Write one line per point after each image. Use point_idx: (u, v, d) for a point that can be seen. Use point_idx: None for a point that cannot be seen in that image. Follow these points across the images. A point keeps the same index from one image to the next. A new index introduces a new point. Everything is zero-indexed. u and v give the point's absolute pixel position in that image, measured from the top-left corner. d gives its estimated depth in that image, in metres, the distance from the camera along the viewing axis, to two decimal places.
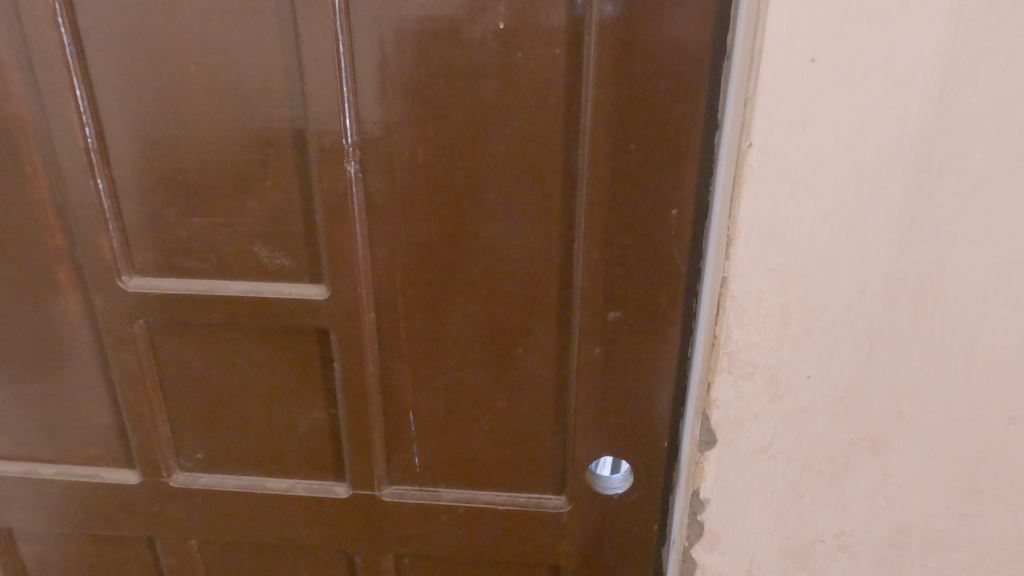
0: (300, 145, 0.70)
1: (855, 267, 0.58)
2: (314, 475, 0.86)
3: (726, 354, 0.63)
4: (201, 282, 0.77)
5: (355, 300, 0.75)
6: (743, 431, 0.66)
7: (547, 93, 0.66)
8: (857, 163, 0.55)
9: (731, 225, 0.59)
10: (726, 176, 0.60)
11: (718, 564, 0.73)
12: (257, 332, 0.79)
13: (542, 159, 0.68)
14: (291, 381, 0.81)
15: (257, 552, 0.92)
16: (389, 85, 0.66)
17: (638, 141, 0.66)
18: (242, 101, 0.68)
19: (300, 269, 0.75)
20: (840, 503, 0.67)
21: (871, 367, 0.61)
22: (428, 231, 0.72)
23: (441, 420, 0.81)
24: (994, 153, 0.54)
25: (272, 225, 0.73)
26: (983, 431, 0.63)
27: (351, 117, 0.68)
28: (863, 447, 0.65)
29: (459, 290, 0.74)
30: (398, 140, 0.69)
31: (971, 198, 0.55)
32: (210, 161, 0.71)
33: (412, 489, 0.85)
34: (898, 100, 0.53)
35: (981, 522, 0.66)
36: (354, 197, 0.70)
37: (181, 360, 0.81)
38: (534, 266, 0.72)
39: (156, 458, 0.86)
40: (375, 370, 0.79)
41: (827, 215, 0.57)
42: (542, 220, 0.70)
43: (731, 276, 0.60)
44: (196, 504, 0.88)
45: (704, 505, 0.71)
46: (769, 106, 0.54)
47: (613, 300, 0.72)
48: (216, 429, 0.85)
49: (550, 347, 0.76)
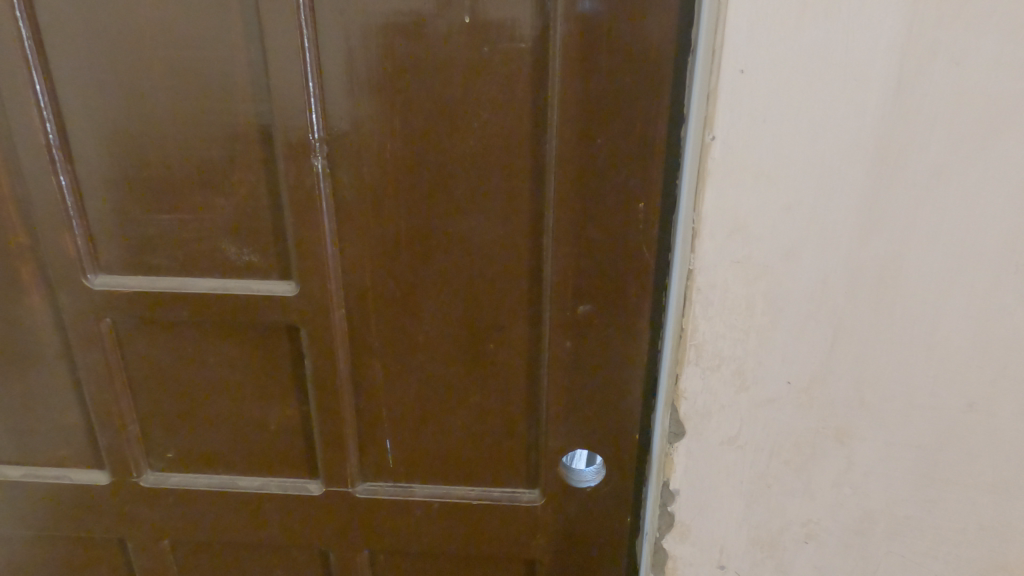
0: (266, 141, 0.69)
1: (818, 258, 0.59)
2: (287, 472, 0.86)
3: (693, 346, 0.64)
4: (167, 280, 0.76)
5: (325, 296, 0.74)
6: (711, 422, 0.67)
7: (514, 87, 0.66)
8: (818, 155, 0.56)
9: (695, 218, 0.59)
10: (691, 170, 0.61)
11: (689, 554, 0.74)
12: (226, 330, 0.78)
13: (510, 152, 0.68)
14: (261, 378, 0.81)
15: (230, 552, 0.91)
16: (356, 80, 0.66)
17: (604, 136, 0.66)
18: (206, 95, 0.68)
19: (268, 265, 0.75)
20: (807, 492, 0.68)
21: (835, 356, 0.62)
22: (397, 227, 0.72)
23: (413, 415, 0.81)
24: (948, 144, 0.55)
25: (239, 221, 0.73)
26: (942, 418, 0.64)
27: (318, 111, 0.67)
28: (828, 436, 0.66)
29: (429, 284, 0.74)
30: (365, 136, 0.68)
31: (927, 189, 0.56)
32: (175, 157, 0.70)
33: (385, 485, 0.85)
34: (856, 94, 0.54)
35: (942, 508, 0.67)
36: (322, 193, 0.70)
37: (150, 359, 0.80)
38: (505, 259, 0.73)
39: (125, 458, 0.85)
40: (347, 366, 0.79)
41: (789, 208, 0.58)
42: (513, 214, 0.71)
43: (697, 269, 0.61)
44: (167, 505, 0.87)
45: (674, 496, 0.71)
46: (731, 99, 0.55)
47: (582, 295, 0.73)
48: (185, 428, 0.84)
49: (521, 342, 0.76)
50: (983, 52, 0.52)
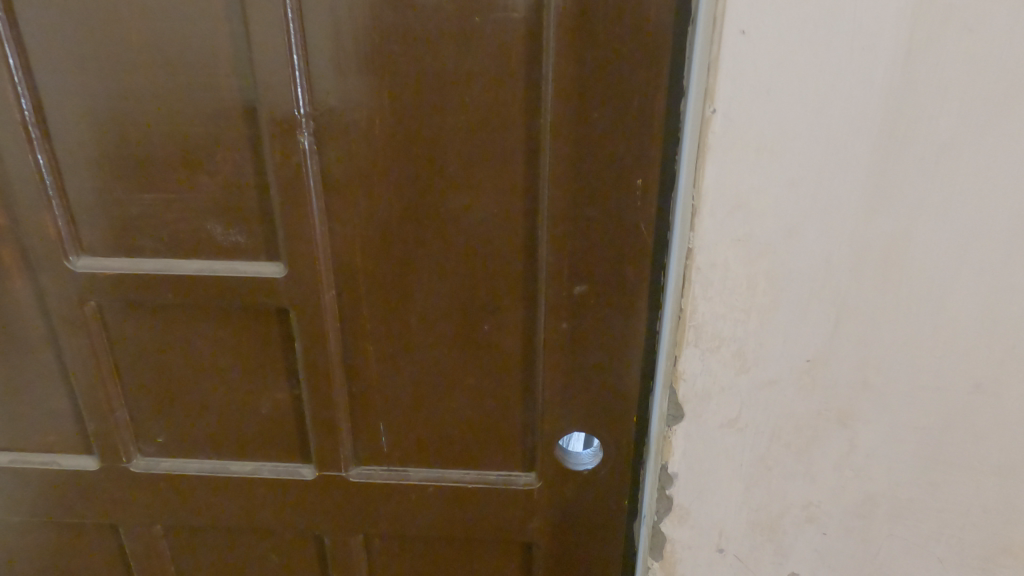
0: (250, 118, 0.67)
1: (821, 236, 0.57)
2: (279, 456, 0.84)
3: (692, 327, 0.62)
4: (152, 262, 0.74)
5: (315, 276, 0.72)
6: (711, 405, 0.66)
7: (507, 60, 0.63)
8: (824, 128, 0.53)
9: (695, 194, 0.57)
10: (690, 144, 0.59)
11: (687, 537, 0.73)
12: (214, 312, 0.77)
13: (504, 128, 0.66)
14: (251, 362, 0.79)
15: (223, 536, 0.90)
16: (342, 53, 0.63)
17: (600, 110, 0.64)
18: (187, 70, 0.65)
19: (256, 246, 0.73)
20: (808, 474, 0.67)
21: (838, 336, 0.61)
22: (388, 206, 0.70)
23: (407, 398, 0.79)
24: (959, 116, 0.52)
25: (225, 200, 0.70)
26: (947, 399, 0.62)
27: (303, 86, 0.65)
28: (830, 418, 0.64)
29: (422, 264, 0.72)
30: (352, 112, 0.66)
31: (936, 163, 0.54)
32: (157, 136, 0.68)
33: (379, 469, 0.83)
34: (863, 63, 0.51)
35: (947, 491, 0.66)
36: (310, 171, 0.68)
37: (137, 343, 0.79)
38: (499, 238, 0.71)
39: (115, 443, 0.83)
40: (339, 349, 0.77)
41: (792, 184, 0.56)
42: (507, 192, 0.68)
43: (697, 248, 0.59)
44: (158, 490, 0.86)
45: (672, 480, 0.70)
46: (733, 70, 0.52)
47: (579, 275, 0.71)
48: (175, 413, 0.82)
49: (517, 324, 0.75)
50: (998, 19, 0.49)
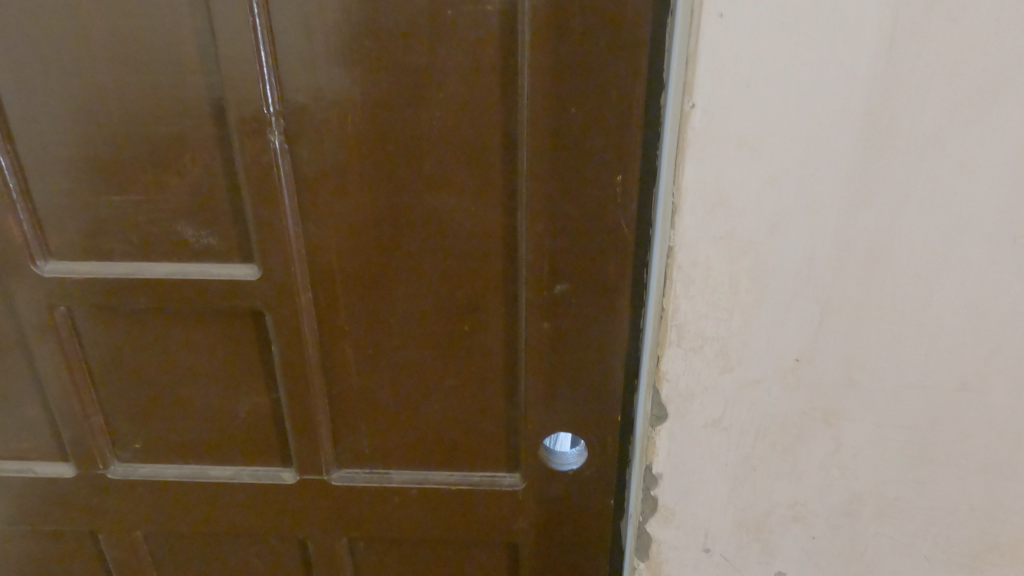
0: (219, 116, 0.65)
1: (804, 233, 0.56)
2: (259, 461, 0.83)
3: (675, 327, 0.61)
4: (122, 265, 0.72)
5: (289, 278, 0.71)
6: (694, 404, 0.64)
7: (481, 54, 0.61)
8: (805, 122, 0.52)
9: (675, 191, 0.56)
10: (670, 140, 0.57)
11: (673, 537, 0.72)
12: (188, 316, 0.75)
13: (480, 124, 0.64)
14: (228, 365, 0.78)
15: (205, 541, 0.89)
16: (311, 49, 0.62)
17: (578, 105, 0.62)
18: (152, 68, 0.63)
19: (228, 247, 0.71)
20: (794, 473, 0.66)
21: (822, 335, 0.60)
22: (363, 206, 0.68)
23: (387, 399, 0.78)
24: (945, 109, 0.51)
25: (195, 202, 0.69)
26: (934, 397, 0.61)
27: (273, 83, 0.63)
28: (815, 417, 0.63)
29: (399, 264, 0.71)
30: (324, 109, 0.64)
31: (921, 158, 0.53)
32: (122, 136, 0.66)
33: (362, 472, 0.82)
34: (845, 56, 0.50)
35: (933, 489, 0.65)
36: (281, 170, 0.66)
37: (110, 347, 0.77)
38: (478, 237, 0.69)
39: (90, 450, 0.82)
40: (317, 351, 0.76)
41: (774, 180, 0.54)
42: (485, 190, 0.67)
43: (678, 246, 0.58)
44: (136, 496, 0.85)
45: (657, 480, 0.69)
46: (712, 63, 0.51)
47: (559, 274, 0.70)
48: (151, 418, 0.81)
49: (499, 324, 0.73)
50: (983, 9, 0.48)
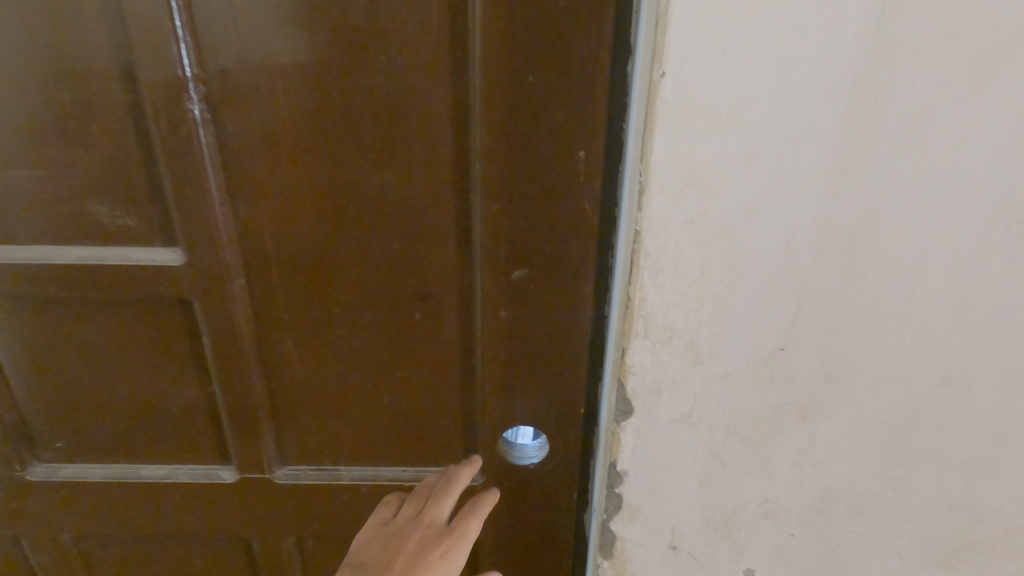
0: (129, 81, 0.57)
1: (782, 217, 0.51)
2: (196, 459, 0.77)
3: (641, 317, 0.56)
4: (27, 250, 0.64)
5: (219, 263, 0.64)
6: (662, 399, 0.60)
7: (426, 12, 0.54)
8: (785, 94, 0.46)
9: (642, 170, 0.50)
10: (637, 112, 0.51)
11: (638, 535, 0.68)
12: (107, 305, 0.68)
13: (427, 91, 0.57)
14: (156, 358, 0.71)
15: (141, 543, 0.83)
16: (232, 5, 0.54)
17: (537, 71, 0.55)
18: (45, 23, 0.55)
19: (148, 230, 0.63)
20: (765, 470, 0.63)
21: (799, 325, 0.55)
22: (299, 184, 0.61)
23: (333, 392, 0.72)
24: (939, 80, 0.46)
25: (107, 178, 0.61)
26: (915, 391, 0.57)
27: (188, 43, 0.55)
28: (790, 412, 0.59)
29: (343, 248, 0.64)
30: (250, 74, 0.57)
31: (910, 135, 0.48)
32: (16, 102, 0.58)
33: (309, 469, 0.77)
34: (831, 19, 0.44)
35: (909, 486, 0.62)
36: (204, 143, 0.59)
37: (21, 340, 0.70)
38: (427, 217, 0.63)
39: (7, 450, 0.75)
40: (253, 342, 0.69)
41: (751, 158, 0.49)
42: (435, 165, 0.60)
43: (645, 230, 0.52)
44: (61, 498, 0.78)
45: (622, 477, 0.65)
46: (684, 26, 0.45)
47: (517, 258, 0.64)
48: (72, 415, 0.74)
49: (452, 311, 0.67)
50: None
